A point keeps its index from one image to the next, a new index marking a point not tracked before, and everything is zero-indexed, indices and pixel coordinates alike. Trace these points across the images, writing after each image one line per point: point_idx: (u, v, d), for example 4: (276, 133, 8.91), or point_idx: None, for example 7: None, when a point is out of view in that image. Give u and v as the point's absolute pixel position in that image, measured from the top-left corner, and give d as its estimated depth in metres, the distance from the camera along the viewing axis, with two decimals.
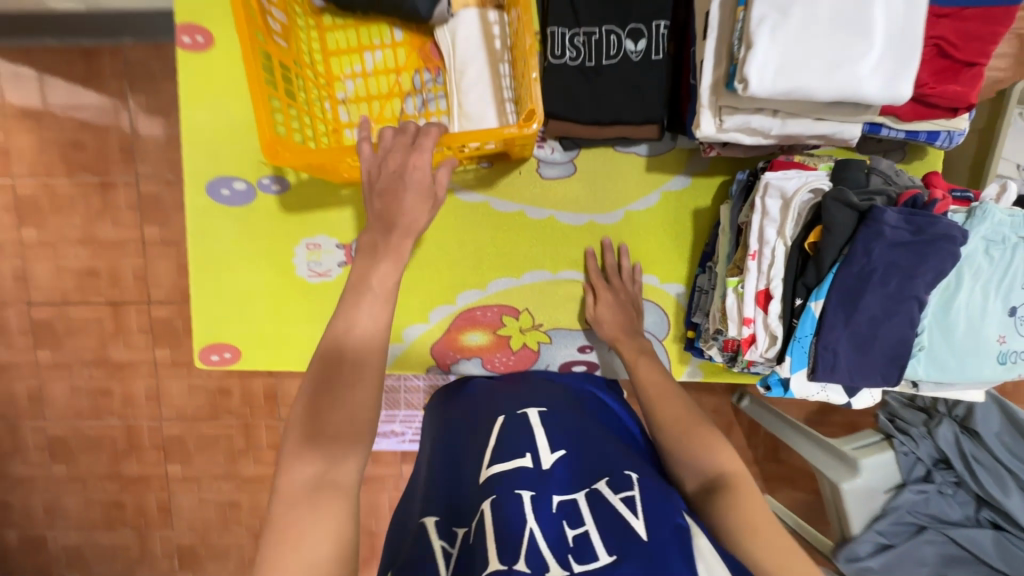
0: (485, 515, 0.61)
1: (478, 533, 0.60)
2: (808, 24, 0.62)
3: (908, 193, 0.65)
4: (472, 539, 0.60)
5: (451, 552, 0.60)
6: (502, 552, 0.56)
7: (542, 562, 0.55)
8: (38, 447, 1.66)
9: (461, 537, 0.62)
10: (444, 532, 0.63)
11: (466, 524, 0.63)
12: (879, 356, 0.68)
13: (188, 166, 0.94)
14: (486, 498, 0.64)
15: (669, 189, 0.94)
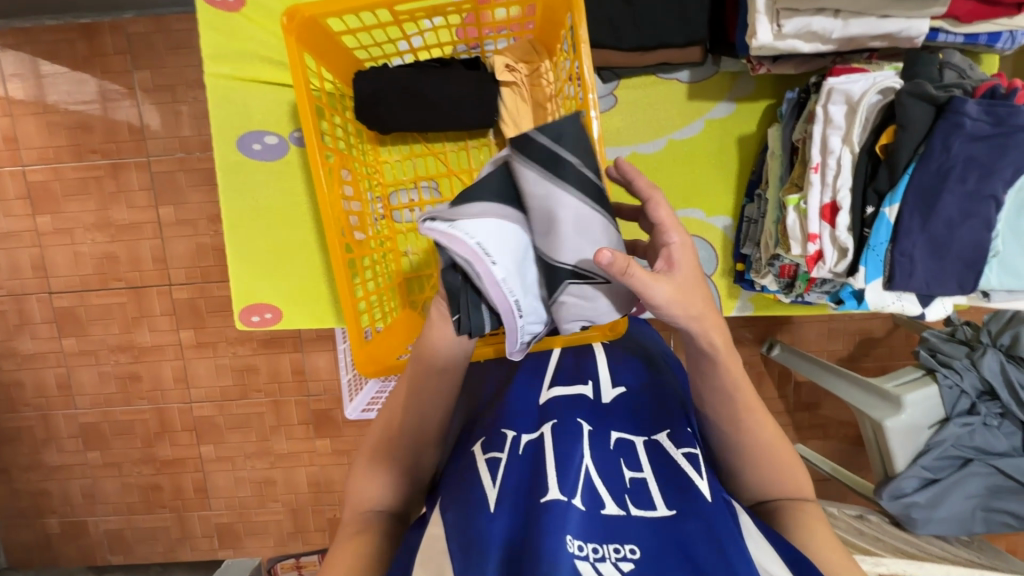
0: (545, 438, 0.50)
1: (533, 445, 0.50)
2: None
3: (985, 86, 0.62)
4: (525, 454, 0.49)
5: (500, 458, 0.50)
6: (560, 480, 0.45)
7: (596, 491, 0.46)
8: (71, 436, 1.66)
9: (512, 440, 0.52)
10: (491, 445, 0.52)
11: (530, 430, 0.52)
12: (956, 262, 0.65)
13: (216, 123, 0.90)
14: (546, 421, 0.52)
15: (713, 116, 0.91)
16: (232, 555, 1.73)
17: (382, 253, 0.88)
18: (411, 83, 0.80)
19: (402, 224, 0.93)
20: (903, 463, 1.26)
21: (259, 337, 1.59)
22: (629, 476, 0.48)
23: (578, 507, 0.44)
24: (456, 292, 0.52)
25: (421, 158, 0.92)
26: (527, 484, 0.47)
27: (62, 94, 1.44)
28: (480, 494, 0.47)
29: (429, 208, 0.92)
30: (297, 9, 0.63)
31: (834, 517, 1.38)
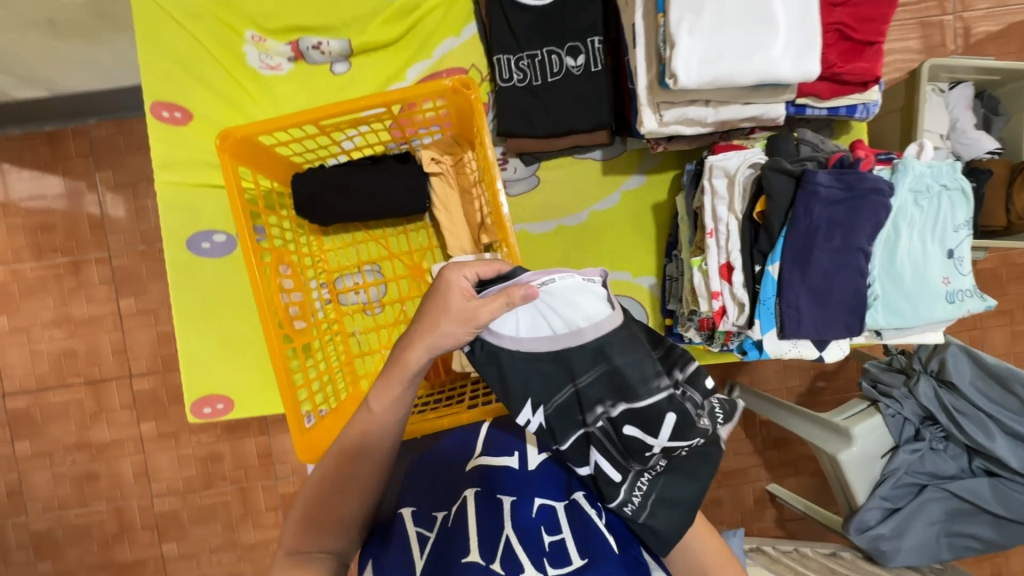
0: (468, 511, 0.59)
1: (458, 518, 0.58)
2: (718, 19, 0.69)
3: (835, 157, 0.72)
4: (452, 525, 0.59)
5: (429, 536, 0.58)
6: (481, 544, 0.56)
7: (516, 557, 0.55)
8: (22, 546, 1.59)
9: (441, 519, 0.60)
10: (421, 518, 0.59)
11: (452, 504, 0.61)
12: (838, 308, 0.72)
13: (166, 227, 0.95)
14: (469, 487, 0.62)
15: (627, 188, 1.00)
16: None
17: (329, 336, 0.94)
18: (346, 179, 0.87)
19: (348, 305, 0.98)
20: (862, 495, 1.28)
21: (222, 423, 1.58)
22: (549, 540, 0.57)
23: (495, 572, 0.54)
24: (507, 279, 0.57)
25: (364, 242, 0.98)
26: (446, 552, 0.56)
27: (21, 200, 1.49)
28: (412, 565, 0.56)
29: (375, 290, 0.99)
30: (230, 131, 0.69)
31: (807, 556, 1.39)
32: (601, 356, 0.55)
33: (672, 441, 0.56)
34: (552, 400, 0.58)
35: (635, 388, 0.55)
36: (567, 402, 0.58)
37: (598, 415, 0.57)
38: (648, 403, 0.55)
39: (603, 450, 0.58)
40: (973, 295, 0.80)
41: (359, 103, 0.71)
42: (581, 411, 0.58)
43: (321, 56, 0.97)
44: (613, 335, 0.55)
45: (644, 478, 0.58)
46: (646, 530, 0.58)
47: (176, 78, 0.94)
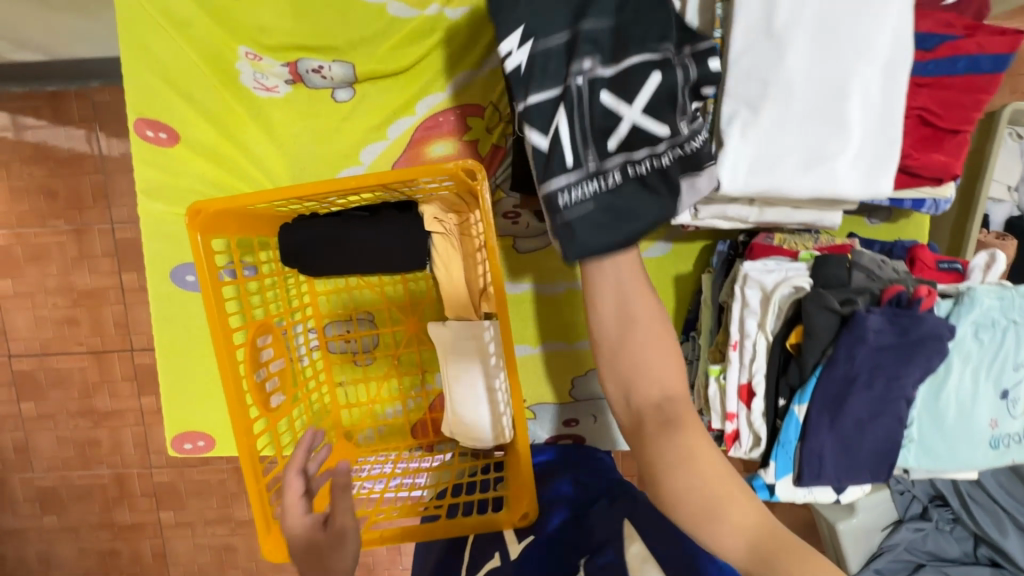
0: None
1: None
2: (779, 120, 0.57)
3: (892, 288, 0.62)
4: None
5: None
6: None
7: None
8: (28, 499, 1.64)
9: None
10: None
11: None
12: (866, 456, 0.65)
13: (149, 255, 0.89)
14: None
15: (649, 256, 0.91)
16: None
17: (314, 391, 0.89)
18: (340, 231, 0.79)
19: (337, 354, 0.93)
20: (854, 565, 1.21)
21: None
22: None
23: None
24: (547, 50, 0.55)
25: (356, 291, 0.91)
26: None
27: (23, 162, 1.43)
28: None
29: (366, 341, 0.92)
30: (202, 204, 0.61)
31: None
32: (615, 7, 0.54)
33: (643, 118, 0.54)
34: (547, 38, 0.55)
35: (632, 79, 0.54)
36: (561, 45, 0.55)
37: (582, 73, 0.54)
38: (643, 84, 0.53)
39: (571, 118, 0.54)
40: (1020, 442, 0.72)
41: (348, 184, 0.62)
42: (567, 61, 0.54)
43: (322, 80, 0.86)
44: (649, 33, 0.54)
45: (593, 180, 0.53)
46: (565, 233, 0.54)
47: (164, 93, 0.85)
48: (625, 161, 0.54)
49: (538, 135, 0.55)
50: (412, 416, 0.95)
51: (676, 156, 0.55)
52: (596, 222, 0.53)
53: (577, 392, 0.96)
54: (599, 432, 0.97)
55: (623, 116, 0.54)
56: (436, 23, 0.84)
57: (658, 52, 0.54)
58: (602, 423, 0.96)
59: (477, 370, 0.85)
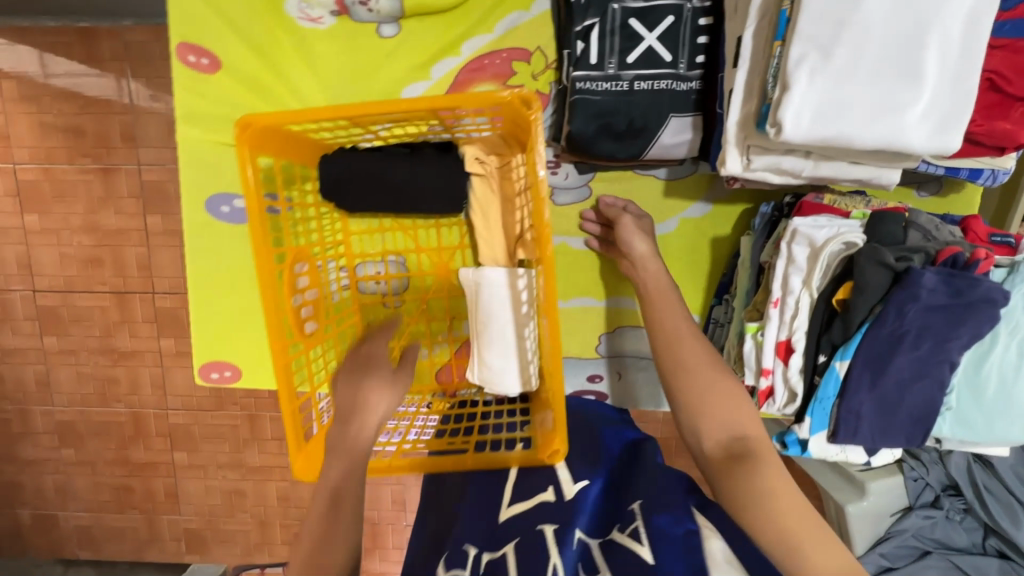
0: (509, 558, 0.53)
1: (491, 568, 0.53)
2: (850, 65, 0.55)
3: (949, 250, 0.60)
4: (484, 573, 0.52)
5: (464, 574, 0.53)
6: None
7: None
8: (47, 431, 1.65)
9: (475, 560, 0.54)
10: (455, 561, 0.54)
11: (490, 548, 0.55)
12: (903, 419, 0.64)
13: (185, 183, 0.89)
14: (510, 537, 0.56)
15: (688, 216, 0.89)
16: (198, 561, 1.73)
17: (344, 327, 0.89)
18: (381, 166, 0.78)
19: (366, 294, 0.93)
20: (861, 548, 1.26)
21: None
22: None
23: None
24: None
25: (390, 232, 0.91)
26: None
27: (51, 94, 1.39)
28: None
29: (396, 282, 0.92)
30: (251, 118, 0.60)
31: None
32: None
33: (657, 42, 0.76)
34: None
35: None
36: None
37: (618, 4, 0.75)
38: None
39: (601, 29, 0.76)
40: None
41: (399, 106, 0.61)
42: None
43: (368, 13, 0.83)
44: None
45: (604, 78, 0.77)
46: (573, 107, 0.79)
47: (210, 17, 0.83)
48: (625, 2, 0.75)
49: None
50: (436, 362, 0.95)
51: (674, 83, 0.77)
52: None
53: (604, 348, 0.95)
54: (624, 390, 0.96)
55: (643, 35, 0.76)
56: None
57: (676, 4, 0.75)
58: (627, 381, 0.96)
59: (509, 316, 0.85)
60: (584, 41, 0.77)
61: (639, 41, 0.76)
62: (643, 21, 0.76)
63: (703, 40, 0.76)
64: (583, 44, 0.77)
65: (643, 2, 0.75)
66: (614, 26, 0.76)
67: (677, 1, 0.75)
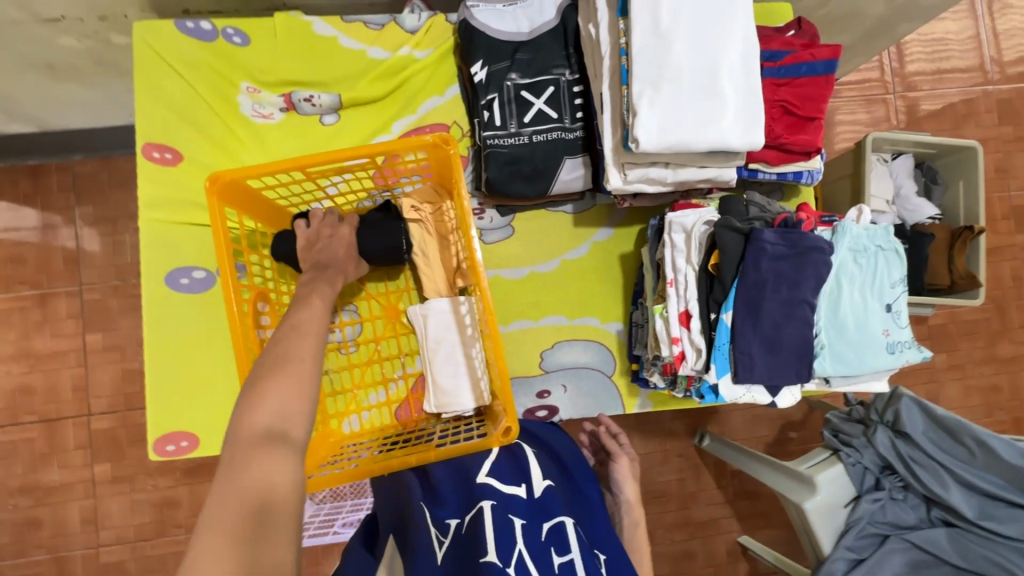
0: (479, 516, 0.62)
1: (470, 526, 0.61)
2: (674, 94, 0.78)
3: (780, 218, 0.80)
4: (466, 533, 0.61)
5: (443, 538, 0.61)
6: (497, 547, 0.57)
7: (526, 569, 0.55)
8: None
9: (455, 527, 0.63)
10: (439, 528, 0.63)
11: (465, 512, 0.64)
12: (788, 355, 0.78)
13: (146, 263, 0.97)
14: (481, 501, 0.63)
15: (596, 239, 1.06)
16: None
17: None
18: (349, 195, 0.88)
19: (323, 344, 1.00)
20: (827, 543, 1.27)
21: (184, 466, 1.52)
22: (558, 562, 0.57)
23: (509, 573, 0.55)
24: (495, 75, 0.98)
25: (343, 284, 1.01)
26: (465, 554, 0.58)
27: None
28: (427, 547, 0.60)
29: (351, 329, 1.01)
30: (220, 174, 0.74)
31: None
32: (533, 71, 0.98)
33: (545, 104, 0.98)
34: (496, 65, 0.98)
35: (546, 66, 0.98)
36: (505, 68, 0.98)
37: (512, 80, 0.98)
38: (546, 32, 0.99)
39: (500, 99, 0.97)
40: (910, 346, 0.87)
41: (343, 153, 0.76)
42: (506, 74, 0.98)
43: (312, 107, 1.03)
44: (555, 59, 0.99)
45: (509, 132, 0.97)
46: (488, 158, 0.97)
47: (174, 123, 0.99)
48: (517, 78, 0.98)
49: (480, 75, 0.98)
50: (395, 400, 1.00)
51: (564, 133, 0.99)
52: (526, 61, 0.98)
53: (547, 363, 1.05)
54: (572, 402, 1.04)
55: (533, 100, 0.98)
56: (407, 61, 1.04)
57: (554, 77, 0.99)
58: (573, 392, 1.04)
59: (456, 339, 0.96)
60: (489, 109, 0.97)
61: (531, 105, 0.98)
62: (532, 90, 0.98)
63: (578, 101, 0.99)
64: (488, 112, 0.97)
65: (530, 77, 0.98)
66: (509, 96, 0.97)
67: (555, 76, 0.98)
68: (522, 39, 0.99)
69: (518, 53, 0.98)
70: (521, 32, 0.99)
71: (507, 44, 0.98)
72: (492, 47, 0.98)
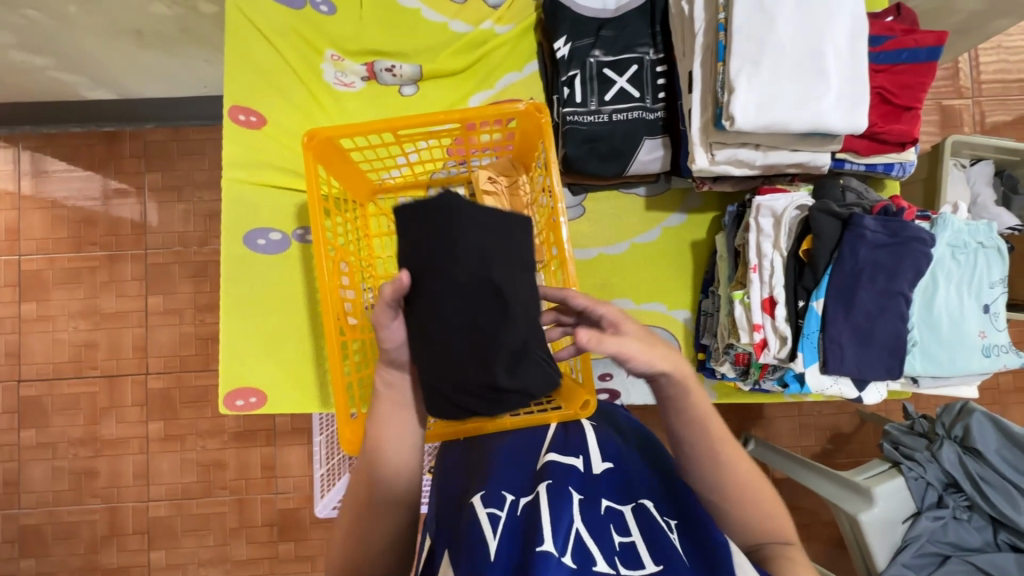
0: (540, 500, 0.57)
1: (528, 505, 0.57)
2: (775, 71, 0.75)
3: (879, 205, 0.77)
4: (520, 515, 0.56)
5: (499, 516, 0.56)
6: (553, 529, 0.52)
7: (587, 550, 0.51)
8: (7, 540, 1.54)
9: (511, 502, 0.59)
10: (491, 501, 0.58)
11: (525, 493, 0.60)
12: (880, 349, 0.74)
13: (226, 222, 1.00)
14: (542, 482, 0.60)
15: (668, 224, 1.05)
16: None
17: None
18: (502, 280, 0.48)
19: None
20: (883, 560, 1.21)
21: (231, 430, 1.57)
22: (619, 541, 0.53)
23: (567, 563, 0.49)
24: (578, 50, 0.97)
25: None
26: (521, 537, 0.52)
27: (72, 191, 1.54)
28: (479, 539, 0.53)
29: None
30: (318, 131, 0.75)
31: None
32: (617, 49, 0.97)
33: (627, 82, 0.96)
34: (579, 41, 0.97)
35: (630, 44, 0.97)
36: (588, 44, 0.97)
37: (595, 56, 0.96)
38: (631, 10, 0.97)
39: (582, 75, 0.96)
40: (1007, 350, 0.82)
41: (437, 117, 0.77)
42: (590, 50, 0.96)
43: (392, 78, 1.04)
44: (640, 38, 0.97)
45: (589, 110, 0.96)
46: (566, 135, 0.96)
47: (260, 87, 1.01)
48: (600, 55, 0.96)
49: (563, 51, 0.97)
50: None
51: (645, 114, 0.97)
52: (610, 39, 0.97)
53: None
54: (632, 386, 1.05)
55: (616, 78, 0.96)
56: (488, 36, 1.04)
57: (638, 56, 0.97)
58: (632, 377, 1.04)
59: None
60: (569, 86, 0.97)
61: (613, 83, 0.96)
62: (614, 67, 0.96)
63: (661, 82, 0.97)
64: (569, 89, 0.97)
65: (614, 55, 0.97)
66: (592, 74, 0.96)
67: (638, 54, 0.97)
68: (609, 17, 0.98)
69: (603, 30, 0.97)
70: (608, 9, 0.98)
71: (592, 21, 0.97)
72: (576, 24, 0.97)
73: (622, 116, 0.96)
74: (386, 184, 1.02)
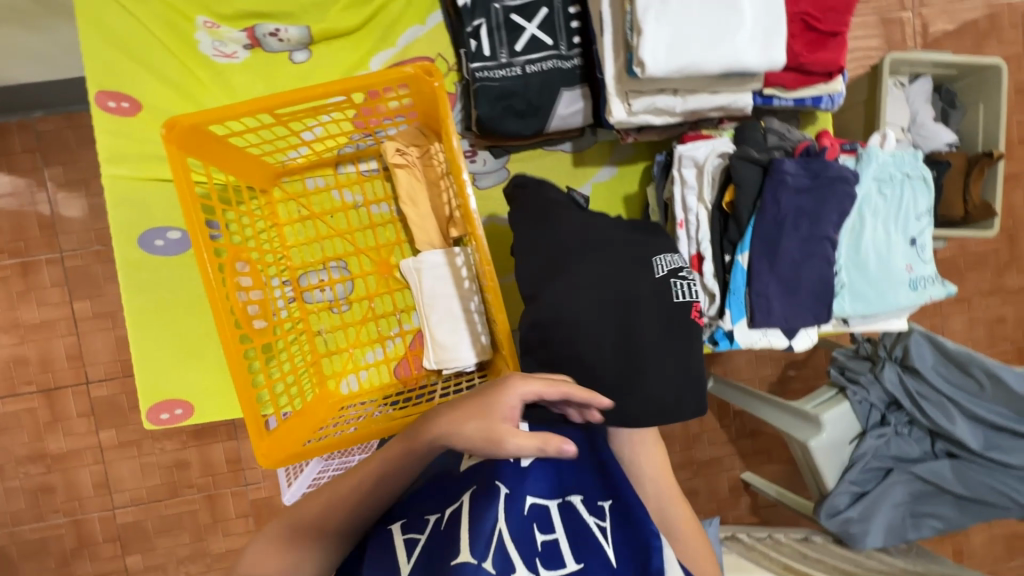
0: (464, 505, 0.57)
1: (452, 517, 0.56)
2: (684, 7, 0.68)
3: (802, 146, 0.73)
4: (444, 529, 0.56)
5: (419, 539, 0.56)
6: (473, 543, 0.53)
7: (508, 556, 0.52)
8: None
9: (434, 521, 0.57)
10: (411, 526, 0.58)
11: (449, 503, 0.58)
12: (807, 296, 0.73)
13: (115, 225, 0.90)
14: (466, 489, 0.58)
15: (599, 180, 0.99)
16: None
17: (293, 334, 0.91)
18: (626, 320, 0.62)
19: (313, 303, 0.95)
20: (832, 480, 1.26)
21: (189, 428, 1.51)
22: (542, 540, 0.54)
23: (488, 569, 0.51)
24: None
25: (330, 237, 0.95)
26: (443, 555, 0.53)
27: None
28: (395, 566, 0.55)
29: (342, 286, 0.96)
30: (177, 119, 0.65)
31: (780, 542, 1.37)
32: None
33: (537, 28, 0.88)
34: None
35: None
36: None
37: (498, 2, 0.87)
38: None
39: (487, 24, 0.87)
40: (934, 282, 0.82)
41: (316, 91, 0.67)
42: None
43: (279, 43, 0.93)
44: None
45: (497, 64, 0.87)
46: (475, 95, 0.88)
47: (127, 69, 0.89)
48: (503, 1, 0.87)
49: (463, 0, 0.88)
50: (393, 358, 0.97)
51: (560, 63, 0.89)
52: None
53: None
54: None
55: (523, 25, 0.87)
56: None
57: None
58: None
59: (452, 291, 0.90)
60: (476, 38, 0.87)
61: (523, 30, 0.87)
62: (519, 14, 0.87)
63: (576, 24, 0.89)
64: (476, 41, 0.87)
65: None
66: (498, 22, 0.87)
67: None
68: None
69: None
70: None
71: None
72: None
73: (536, 67, 0.88)
74: (290, 165, 0.93)
